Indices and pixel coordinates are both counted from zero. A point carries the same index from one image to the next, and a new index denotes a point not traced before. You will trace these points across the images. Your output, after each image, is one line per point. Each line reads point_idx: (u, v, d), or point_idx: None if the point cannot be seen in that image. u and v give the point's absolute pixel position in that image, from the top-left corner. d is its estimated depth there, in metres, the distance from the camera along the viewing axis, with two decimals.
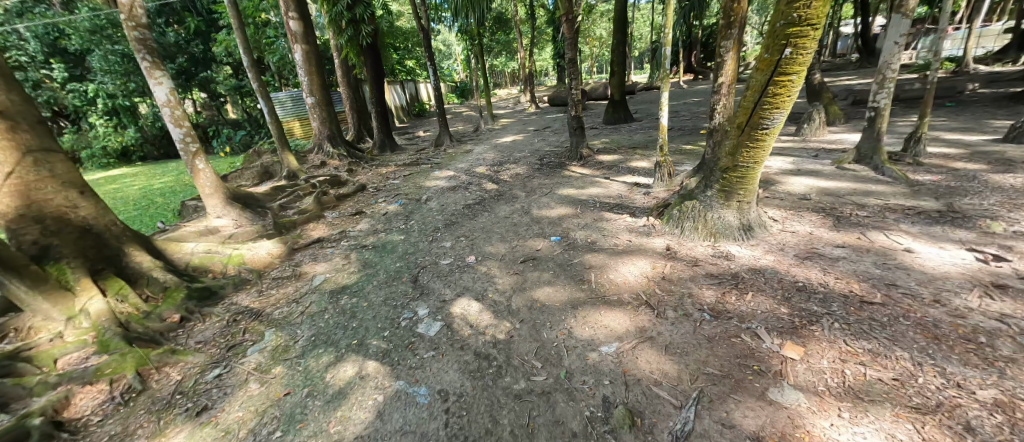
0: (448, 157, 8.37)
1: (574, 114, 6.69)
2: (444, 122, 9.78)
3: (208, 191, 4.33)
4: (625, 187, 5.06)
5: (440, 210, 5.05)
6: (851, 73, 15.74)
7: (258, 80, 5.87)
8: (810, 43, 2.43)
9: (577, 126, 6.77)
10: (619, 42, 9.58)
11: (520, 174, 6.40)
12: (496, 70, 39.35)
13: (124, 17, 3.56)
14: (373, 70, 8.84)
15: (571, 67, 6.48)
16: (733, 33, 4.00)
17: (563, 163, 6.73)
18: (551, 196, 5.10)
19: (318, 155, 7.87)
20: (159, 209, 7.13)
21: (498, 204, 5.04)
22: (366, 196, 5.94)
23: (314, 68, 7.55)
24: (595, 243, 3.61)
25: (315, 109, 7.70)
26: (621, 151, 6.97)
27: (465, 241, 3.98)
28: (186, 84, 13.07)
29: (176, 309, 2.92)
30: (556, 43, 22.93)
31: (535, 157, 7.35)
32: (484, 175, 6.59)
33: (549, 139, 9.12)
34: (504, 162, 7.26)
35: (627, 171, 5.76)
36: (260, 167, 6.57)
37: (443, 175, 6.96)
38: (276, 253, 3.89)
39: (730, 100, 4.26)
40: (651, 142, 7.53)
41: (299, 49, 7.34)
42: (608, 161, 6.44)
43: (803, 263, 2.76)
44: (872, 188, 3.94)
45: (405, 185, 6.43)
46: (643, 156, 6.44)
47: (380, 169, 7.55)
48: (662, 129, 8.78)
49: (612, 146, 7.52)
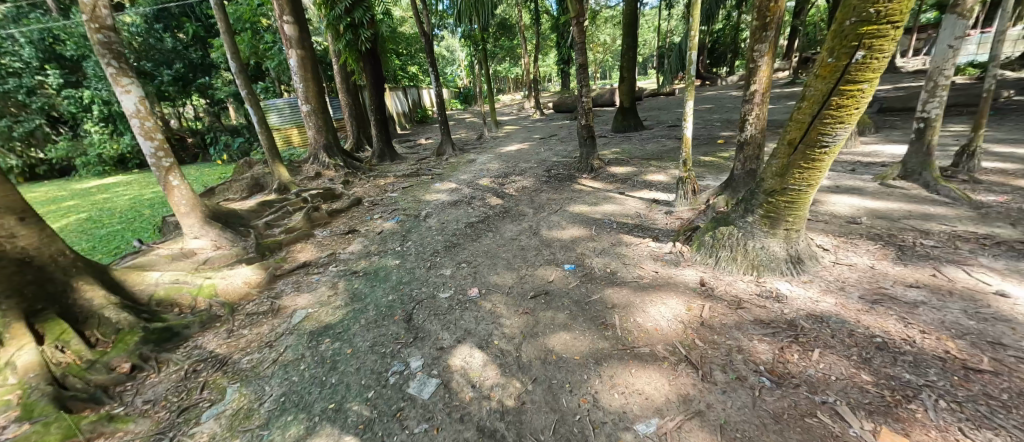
0: (450, 168, 7.97)
1: (584, 123, 6.26)
2: (447, 130, 9.39)
3: (183, 209, 3.91)
4: (643, 205, 4.61)
5: (440, 229, 4.61)
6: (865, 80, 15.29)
7: (247, 87, 5.48)
8: (889, 45, 1.97)
9: (587, 135, 6.31)
10: (628, 47, 9.17)
11: (527, 187, 5.97)
12: (500, 76, 39.19)
13: (86, 18, 3.17)
14: (372, 76, 8.46)
15: (581, 73, 6.06)
16: (770, 36, 3.56)
17: (573, 175, 6.30)
18: (562, 214, 4.65)
19: (313, 166, 7.47)
20: (144, 222, 6.76)
21: (503, 223, 4.60)
22: (362, 211, 5.53)
23: (310, 74, 7.17)
24: (616, 273, 3.14)
25: (311, 117, 7.32)
26: (635, 163, 6.52)
27: (467, 269, 3.53)
28: (183, 90, 12.82)
29: (127, 356, 2.49)
30: (561, 48, 22.64)
31: (542, 168, 6.91)
32: (488, 188, 6.17)
33: (556, 148, 8.69)
34: (509, 174, 6.84)
35: (643, 186, 5.31)
36: (250, 178, 6.17)
37: (444, 187, 6.54)
38: (254, 282, 3.45)
39: (763, 110, 3.80)
40: (665, 153, 7.08)
41: (294, 55, 6.96)
42: (621, 174, 5.99)
43: (873, 309, 2.28)
44: (930, 210, 3.46)
45: (404, 199, 6.01)
46: (659, 168, 5.98)
47: (378, 180, 7.15)
48: (674, 138, 8.34)
49: (623, 156, 7.08)
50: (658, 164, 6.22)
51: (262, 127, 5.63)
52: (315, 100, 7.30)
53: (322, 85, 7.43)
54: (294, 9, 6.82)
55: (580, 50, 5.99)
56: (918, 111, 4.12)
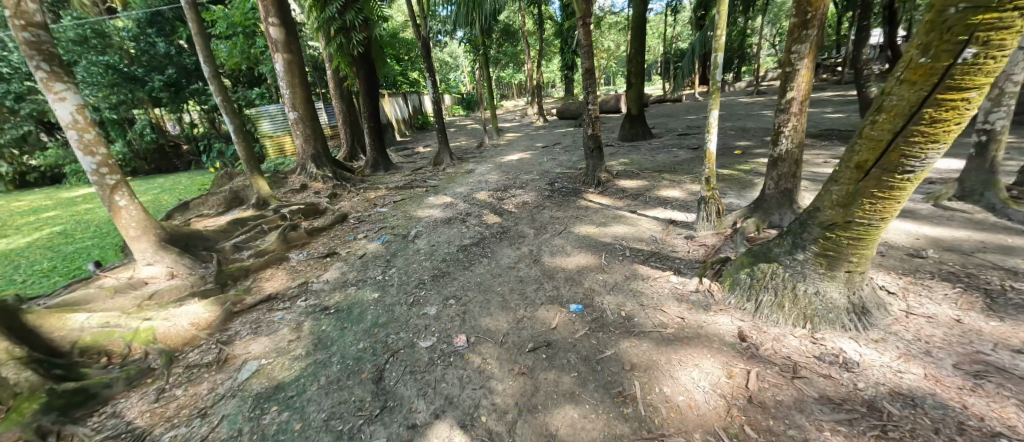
0: (447, 179, 7.48)
1: (591, 132, 5.73)
2: (445, 139, 8.93)
3: (133, 233, 3.43)
4: (658, 227, 4.07)
5: (429, 253, 4.10)
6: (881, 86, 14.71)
7: (222, 94, 5.02)
8: (1013, 40, 1.43)
9: (594, 146, 5.80)
10: (636, 52, 8.69)
11: (528, 202, 5.46)
12: (503, 82, 38.97)
13: (9, 14, 2.71)
14: (366, 83, 8.04)
15: (587, 79, 5.57)
16: (812, 35, 3.03)
17: (578, 189, 5.78)
18: (566, 237, 4.13)
19: (300, 177, 7.01)
20: (116, 237, 6.30)
21: (501, 247, 4.07)
22: (345, 229, 5.03)
23: (297, 79, 6.74)
24: (632, 319, 2.59)
25: (298, 125, 6.89)
26: (646, 175, 5.99)
27: (456, 307, 3.00)
28: (176, 96, 12.47)
29: (18, 432, 1.96)
30: (565, 54, 22.27)
31: (545, 181, 6.41)
32: (486, 203, 5.66)
33: (559, 158, 8.20)
34: (509, 187, 6.34)
35: (657, 204, 4.78)
36: (228, 192, 5.71)
37: (438, 201, 6.05)
38: (204, 322, 2.93)
39: (802, 121, 3.26)
40: (677, 165, 6.55)
41: (281, 59, 6.55)
42: (631, 188, 5.46)
43: (982, 388, 1.72)
44: (1008, 240, 2.89)
45: (393, 215, 5.52)
46: (673, 183, 5.44)
47: (368, 193, 6.66)
48: (686, 147, 7.82)
49: (632, 168, 6.56)
50: (671, 178, 5.70)
51: (241, 137, 5.18)
52: (304, 107, 6.88)
53: (311, 91, 7.00)
54: (281, 11, 6.41)
55: (586, 54, 5.52)
56: (979, 122, 3.55)
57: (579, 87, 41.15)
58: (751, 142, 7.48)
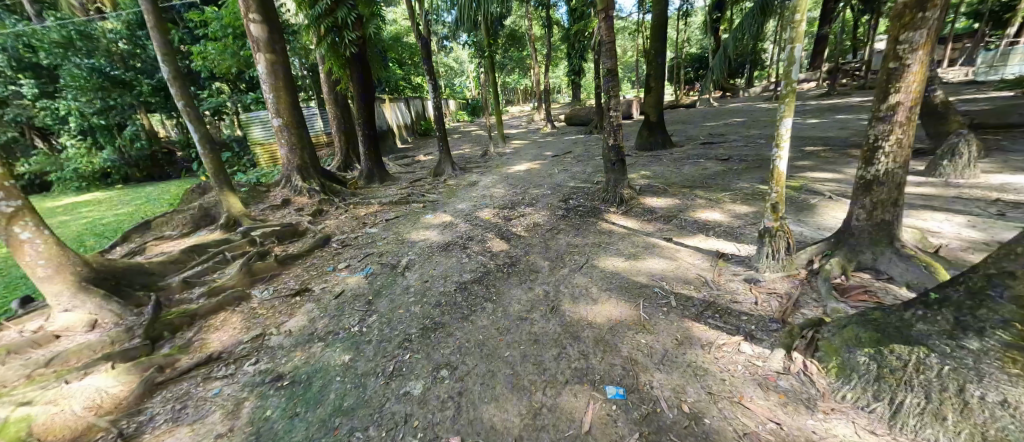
0: (448, 192, 6.76)
1: (613, 143, 4.96)
2: (446, 147, 8.20)
3: (41, 273, 2.68)
4: (706, 263, 3.25)
5: (421, 293, 3.34)
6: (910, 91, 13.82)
7: (184, 97, 4.27)
8: None
9: (615, 159, 5.02)
10: (657, 52, 7.88)
11: (539, 224, 4.71)
12: (509, 87, 38.44)
13: None
14: (360, 87, 7.36)
15: (608, 81, 4.80)
16: (933, 18, 2.25)
17: (597, 207, 5.02)
18: (590, 274, 3.33)
19: (284, 190, 6.30)
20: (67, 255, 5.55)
21: (509, 287, 3.28)
22: (326, 255, 4.30)
23: (282, 82, 6.06)
24: (702, 420, 1.78)
25: (282, 132, 6.21)
26: (676, 192, 5.21)
27: (450, 386, 2.19)
28: (167, 101, 11.94)
29: None
30: (573, 59, 21.66)
31: (557, 197, 5.66)
32: (491, 223, 4.90)
33: (572, 169, 7.44)
34: (517, 203, 5.60)
35: (696, 229, 3.97)
36: (197, 209, 5.01)
37: (436, 220, 5.32)
38: (107, 403, 2.15)
39: (911, 133, 2.46)
40: (709, 178, 5.74)
41: (263, 59, 5.88)
42: (660, 208, 4.68)
43: None
44: None
45: (384, 238, 4.78)
46: (711, 202, 4.63)
47: (360, 209, 5.94)
48: (714, 158, 7.03)
49: (657, 183, 5.77)
50: (707, 195, 4.89)
51: (208, 147, 4.49)
52: (289, 112, 6.20)
53: (298, 95, 6.33)
54: (263, 7, 5.75)
55: (607, 53, 4.76)
56: None
57: (587, 92, 40.57)
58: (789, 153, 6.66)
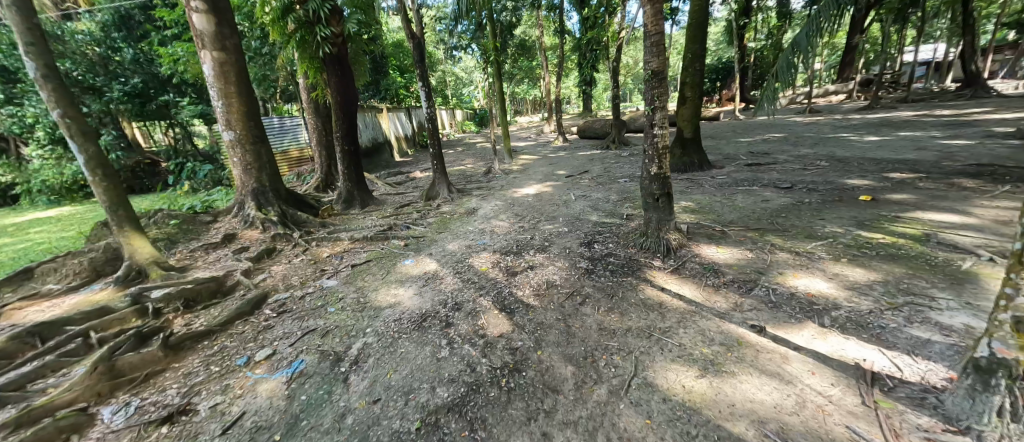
0: (439, 223, 5.50)
1: (655, 172, 3.66)
2: (442, 166, 6.91)
3: None
4: (852, 399, 1.85)
5: (358, 434, 1.96)
6: (965, 106, 12.35)
7: (59, 102, 3.04)
8: None
9: (659, 193, 3.69)
10: (695, 57, 6.52)
11: (555, 283, 3.39)
12: (518, 97, 37.68)
13: None
14: (339, 93, 6.15)
15: (654, 88, 3.47)
16: None
17: (634, 257, 3.69)
18: (646, 408, 1.94)
19: (233, 220, 5.04)
20: None
21: (507, 431, 1.89)
22: (249, 330, 2.98)
23: (235, 87, 4.90)
24: None
25: (236, 148, 5.04)
26: (741, 238, 3.82)
27: None
28: (143, 108, 11.00)
29: None
30: (585, 68, 20.65)
31: (577, 238, 4.33)
32: (488, 279, 3.56)
33: (592, 196, 6.10)
34: (524, 246, 4.29)
35: (798, 312, 2.58)
36: (101, 252, 3.79)
37: (416, 268, 4.03)
38: None
39: None
40: (777, 216, 4.36)
41: (209, 57, 4.71)
42: (724, 264, 3.33)
43: None
44: None
45: (342, 298, 3.49)
46: (801, 260, 3.24)
47: (325, 247, 4.67)
48: (769, 185, 5.63)
49: (708, 221, 4.39)
50: (789, 246, 3.51)
51: (99, 173, 3.24)
52: (243, 124, 5.02)
53: (256, 103, 5.15)
54: None
55: (650, 48, 3.43)
56: None
57: (599, 104, 39.81)
58: (869, 181, 5.25)
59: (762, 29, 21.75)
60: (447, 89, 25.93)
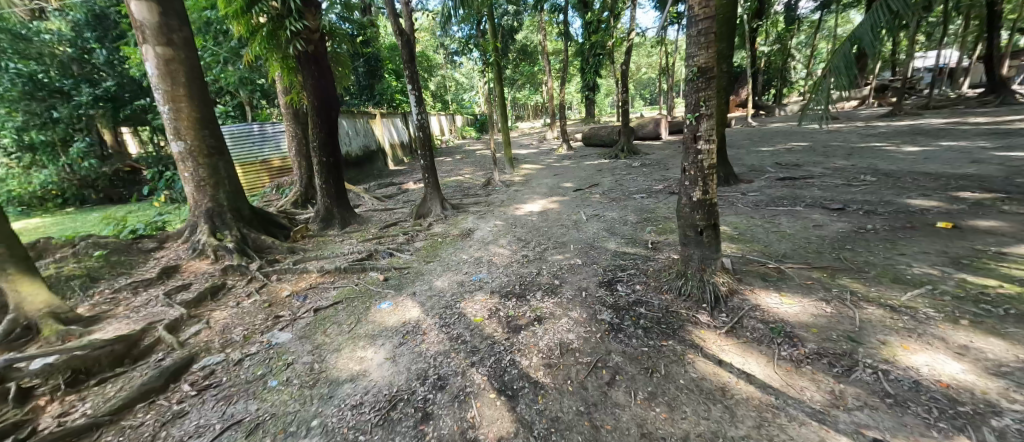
0: (428, 249, 4.68)
1: (700, 196, 2.82)
2: (434, 179, 6.10)
3: None
4: None
5: None
6: (997, 113, 11.57)
7: None
8: None
9: (703, 224, 2.87)
10: (722, 58, 5.74)
11: (572, 347, 2.55)
12: (520, 102, 37.15)
13: None
14: (316, 98, 5.37)
15: (700, 90, 2.65)
16: None
17: (672, 307, 2.86)
18: None
19: (181, 246, 4.23)
20: None
21: None
22: (146, 423, 2.11)
23: (185, 90, 4.12)
24: None
25: (187, 162, 4.25)
26: (807, 282, 2.99)
27: None
28: (116, 113, 10.25)
29: None
30: (588, 75, 20.05)
31: (595, 275, 3.50)
32: (483, 339, 2.72)
33: (606, 216, 5.30)
34: (530, 286, 3.47)
35: (938, 417, 1.73)
36: None
37: (393, 316, 3.19)
38: None
39: None
40: (841, 248, 3.54)
41: (152, 54, 3.94)
42: (796, 323, 2.50)
43: None
44: None
45: (289, 363, 2.64)
46: (902, 322, 2.40)
47: (288, 283, 3.83)
48: (815, 205, 4.81)
49: (756, 255, 3.56)
50: (880, 298, 2.67)
51: None
52: (195, 133, 4.23)
53: (211, 109, 4.36)
54: None
55: (695, 39, 2.62)
56: None
57: (601, 110, 39.29)
58: (936, 202, 4.44)
59: (771, 34, 21.14)
60: (447, 94, 25.36)
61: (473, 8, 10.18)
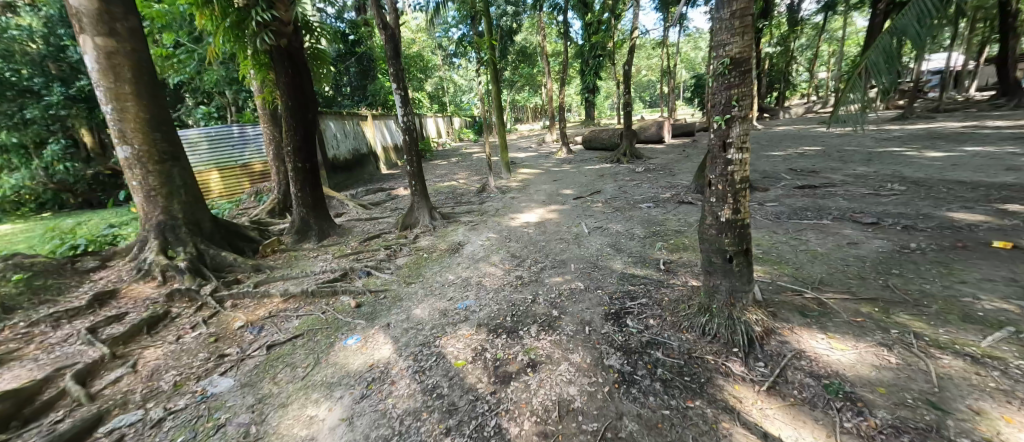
0: (411, 267, 4.15)
1: (729, 216, 2.31)
2: (422, 187, 5.58)
3: None
4: None
5: None
6: (1014, 117, 11.10)
7: None
8: None
9: (732, 250, 2.35)
10: None
11: (573, 407, 2.03)
12: (519, 104, 36.70)
13: None
14: (290, 97, 4.85)
15: (732, 86, 2.15)
16: None
17: (696, 352, 2.33)
18: None
19: (127, 265, 3.71)
20: None
21: None
22: None
23: (132, 88, 3.61)
24: None
25: (135, 169, 3.73)
26: (856, 319, 2.47)
27: None
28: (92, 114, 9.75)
29: None
30: (588, 77, 19.60)
31: (600, 305, 2.98)
32: (463, 392, 2.19)
33: (610, 228, 4.79)
34: (524, 317, 2.95)
35: None
36: None
37: (358, 356, 2.66)
38: None
39: None
40: (887, 274, 3.02)
41: (90, 45, 3.43)
42: (855, 379, 1.97)
43: None
44: None
45: (216, 427, 2.08)
46: (995, 380, 1.88)
47: (243, 310, 3.31)
48: (844, 218, 4.31)
49: (788, 282, 3.04)
50: (954, 345, 2.15)
51: None
52: (142, 136, 3.71)
53: (164, 109, 3.85)
54: None
55: (726, 23, 2.12)
56: None
57: (601, 112, 38.86)
58: (983, 216, 3.93)
59: (774, 36, 20.73)
60: (445, 96, 24.91)
61: (469, 5, 9.71)
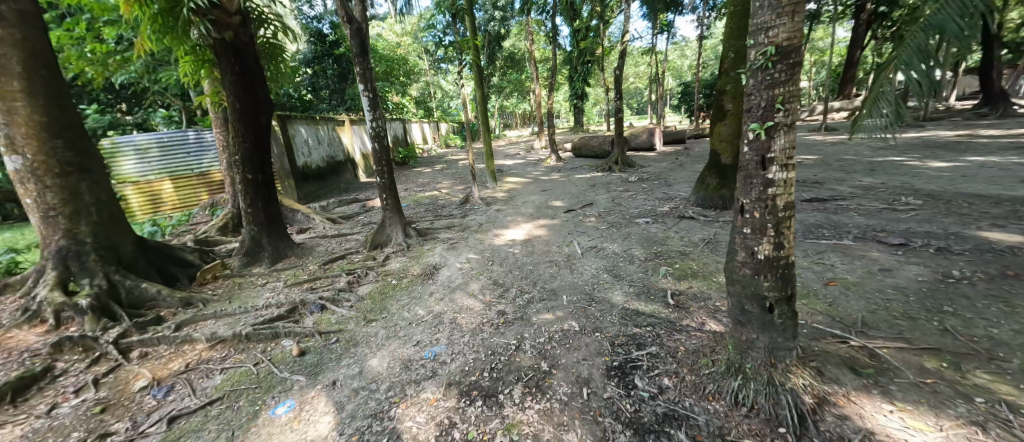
0: (374, 299, 3.52)
1: (767, 252, 1.77)
2: (394, 201, 4.96)
3: None
4: None
5: None
6: (1003, 125, 11.03)
7: None
8: None
9: (773, 296, 1.81)
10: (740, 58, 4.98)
11: None
12: (507, 110, 36.22)
13: None
14: (238, 99, 4.20)
15: (775, 84, 1.62)
16: None
17: (732, 432, 1.75)
18: None
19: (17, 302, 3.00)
20: None
21: None
22: None
23: (21, 84, 2.93)
24: None
25: (27, 184, 3.03)
26: (925, 381, 1.94)
27: None
28: None
29: None
30: (576, 83, 19.23)
31: (600, 355, 2.41)
32: None
33: (606, 249, 4.24)
34: (505, 373, 2.35)
35: None
36: None
37: (282, 435, 2.00)
38: None
39: None
40: (939, 312, 2.53)
41: None
42: None
43: None
44: None
45: None
46: None
47: (152, 364, 2.63)
48: (867, 239, 3.84)
49: (825, 324, 2.50)
50: None
51: None
52: (35, 145, 3.00)
53: (67, 110, 3.17)
54: None
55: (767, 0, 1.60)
56: None
57: (589, 118, 38.64)
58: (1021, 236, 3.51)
59: None
60: (431, 101, 24.27)
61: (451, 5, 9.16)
